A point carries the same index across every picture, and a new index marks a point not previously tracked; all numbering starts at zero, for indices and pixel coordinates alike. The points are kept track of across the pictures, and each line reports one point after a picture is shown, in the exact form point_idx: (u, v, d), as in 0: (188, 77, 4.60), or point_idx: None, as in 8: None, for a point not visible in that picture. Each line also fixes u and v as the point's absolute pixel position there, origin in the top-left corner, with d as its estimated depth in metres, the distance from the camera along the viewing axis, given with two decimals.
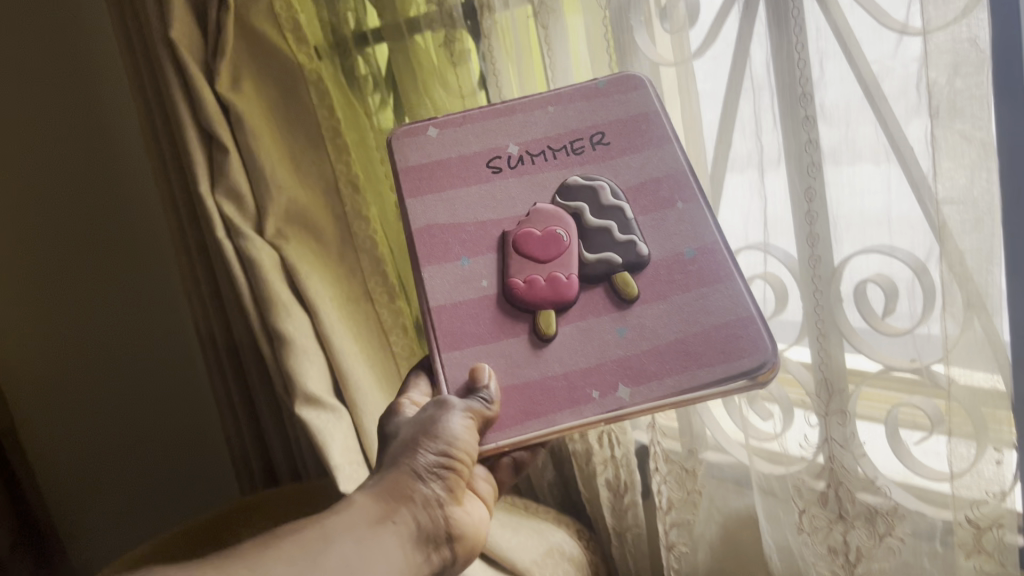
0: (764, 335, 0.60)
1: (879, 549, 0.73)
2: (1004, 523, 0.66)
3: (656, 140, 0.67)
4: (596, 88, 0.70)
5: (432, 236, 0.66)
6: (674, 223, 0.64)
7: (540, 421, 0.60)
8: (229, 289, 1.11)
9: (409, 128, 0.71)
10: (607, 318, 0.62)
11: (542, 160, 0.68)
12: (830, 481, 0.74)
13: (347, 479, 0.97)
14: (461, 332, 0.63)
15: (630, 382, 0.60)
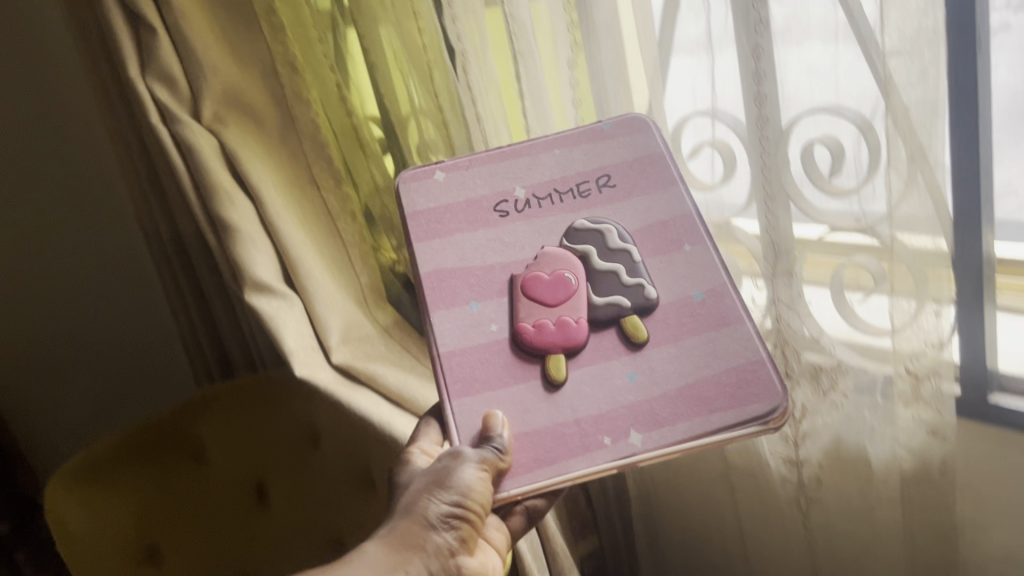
0: (776, 381, 0.59)
1: (823, 405, 0.77)
2: (940, 373, 0.69)
3: (662, 182, 0.67)
4: (602, 130, 0.71)
5: (441, 281, 0.66)
6: (682, 265, 0.64)
7: (552, 469, 0.59)
8: (169, 180, 1.08)
9: (416, 171, 0.71)
10: (618, 362, 0.61)
11: (548, 202, 0.68)
12: (777, 341, 0.77)
13: (300, 363, 0.97)
14: (473, 377, 0.62)
15: (641, 428, 0.59)
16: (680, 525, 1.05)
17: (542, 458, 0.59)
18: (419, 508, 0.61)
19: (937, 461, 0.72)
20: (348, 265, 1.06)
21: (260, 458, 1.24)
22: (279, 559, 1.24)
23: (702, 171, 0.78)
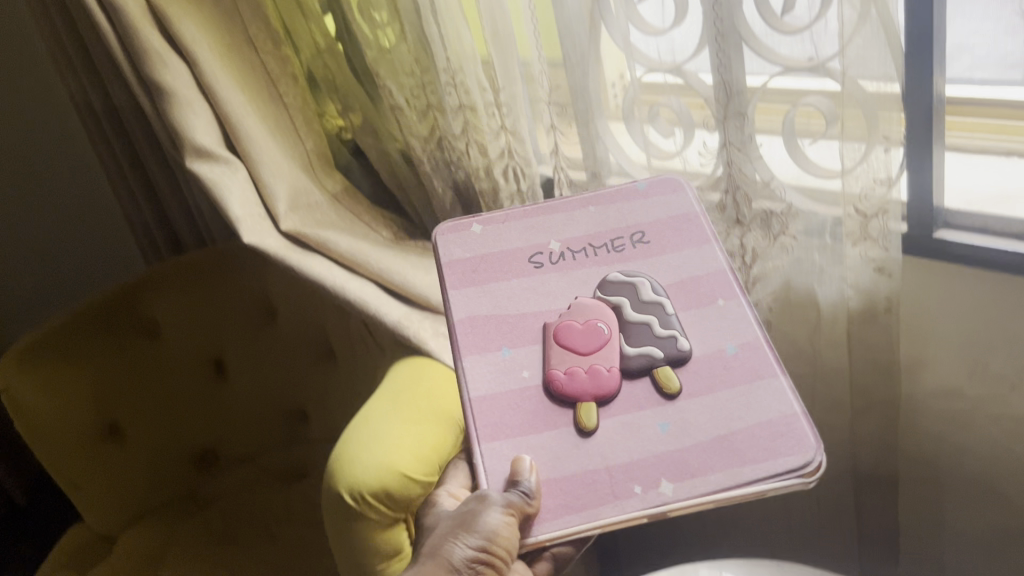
0: (809, 434, 0.56)
1: (773, 249, 0.78)
2: (889, 211, 0.69)
3: (696, 240, 0.66)
4: (636, 188, 0.69)
5: (477, 327, 0.63)
6: (716, 319, 0.62)
7: (581, 515, 0.55)
8: (94, 37, 1.03)
9: (452, 224, 0.69)
10: (649, 413, 0.58)
11: (580, 256, 0.66)
12: (728, 189, 0.76)
13: (247, 232, 0.95)
14: (503, 425, 0.59)
15: (672, 477, 0.55)
16: None
17: (554, 465, 0.57)
18: (445, 551, 0.59)
19: (883, 297, 0.73)
20: (293, 132, 1.02)
21: (214, 330, 1.23)
22: (238, 422, 1.27)
23: (652, 15, 0.73)
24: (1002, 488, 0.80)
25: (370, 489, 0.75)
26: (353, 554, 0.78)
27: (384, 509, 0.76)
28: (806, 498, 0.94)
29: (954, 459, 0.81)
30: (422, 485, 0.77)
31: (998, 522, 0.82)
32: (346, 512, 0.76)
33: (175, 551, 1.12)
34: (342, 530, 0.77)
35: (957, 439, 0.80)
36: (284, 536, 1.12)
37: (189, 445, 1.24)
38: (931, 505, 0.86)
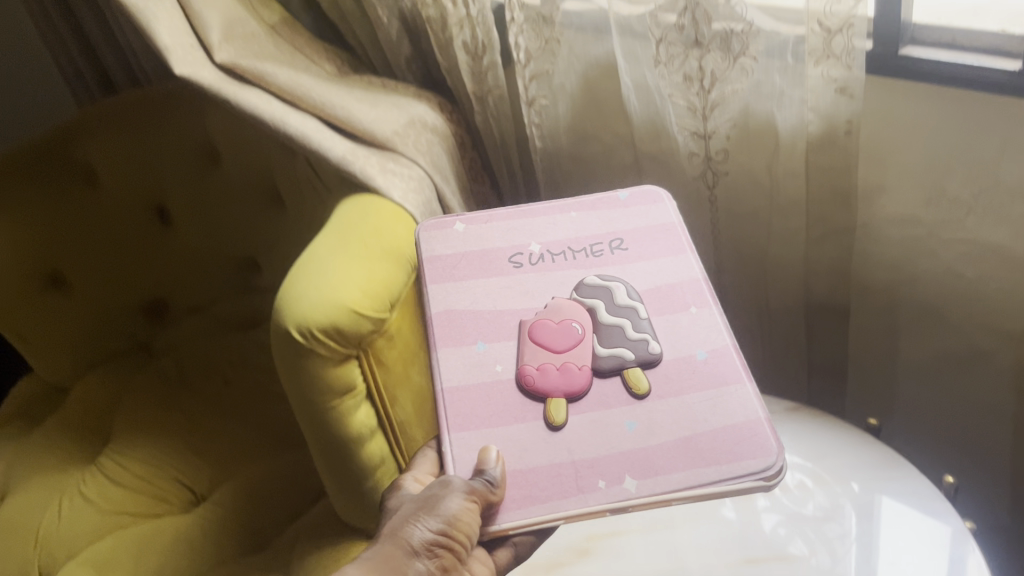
0: (771, 440, 0.56)
1: (732, 72, 0.74)
2: (854, 26, 0.66)
3: (673, 249, 0.69)
4: (618, 199, 0.74)
5: (452, 320, 0.65)
6: (685, 324, 0.63)
7: (544, 506, 0.55)
8: None
9: (437, 222, 0.73)
10: (618, 411, 0.59)
11: (559, 257, 0.68)
12: (687, 7, 0.71)
13: (178, 61, 0.87)
14: (472, 415, 0.60)
15: (636, 474, 0.55)
16: None
17: (521, 457, 0.57)
18: (404, 532, 0.58)
19: (843, 121, 0.71)
20: None
21: (155, 177, 1.15)
22: (189, 268, 1.22)
23: None
24: (951, 315, 0.81)
25: (320, 325, 0.73)
26: (305, 390, 0.77)
27: (335, 345, 0.75)
28: (757, 331, 0.96)
29: (906, 287, 0.82)
30: (372, 321, 0.76)
31: (944, 349, 0.83)
32: (297, 348, 0.74)
33: (129, 396, 1.12)
34: (292, 367, 0.76)
35: (911, 267, 0.80)
36: (239, 382, 1.13)
37: (139, 292, 1.20)
38: (879, 334, 0.88)
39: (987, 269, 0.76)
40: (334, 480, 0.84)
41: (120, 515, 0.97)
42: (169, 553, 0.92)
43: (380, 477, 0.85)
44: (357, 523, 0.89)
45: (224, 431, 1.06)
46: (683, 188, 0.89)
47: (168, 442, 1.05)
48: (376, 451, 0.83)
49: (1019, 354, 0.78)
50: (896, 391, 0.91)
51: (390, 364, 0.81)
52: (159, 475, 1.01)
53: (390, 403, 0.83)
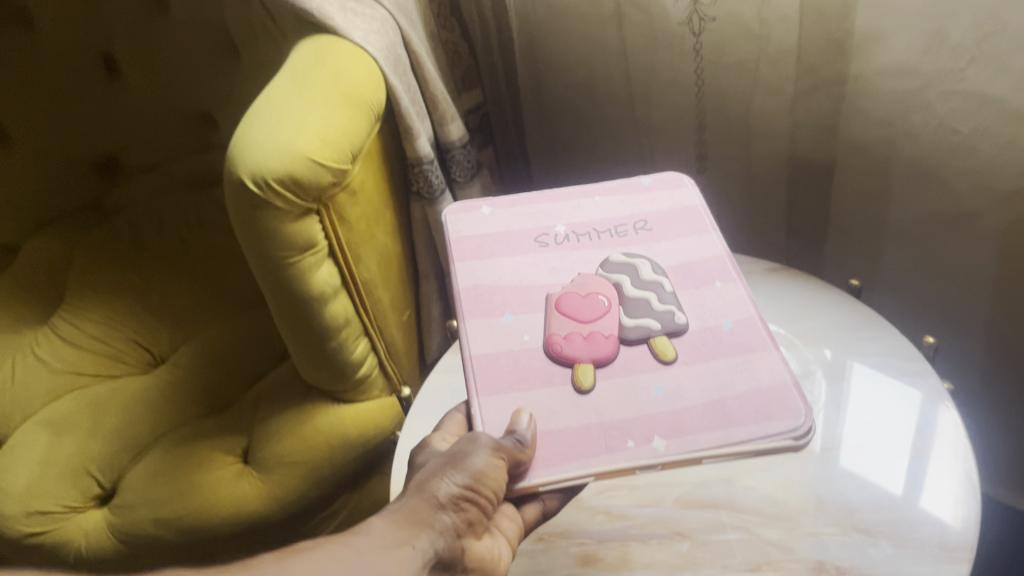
0: (800, 403, 0.51)
1: None
2: None
3: (698, 229, 0.63)
4: (641, 183, 0.67)
5: (480, 295, 0.59)
6: (712, 298, 0.58)
7: (573, 464, 0.50)
8: None
9: (462, 205, 0.66)
10: (644, 376, 0.54)
11: (585, 239, 0.62)
12: None
13: None
14: (499, 380, 0.54)
15: (665, 434, 0.50)
16: (571, 87, 1.02)
17: (551, 418, 0.52)
18: (426, 486, 0.49)
19: None
20: None
21: (99, 20, 1.05)
22: (141, 125, 1.14)
23: None
24: (941, 173, 0.77)
25: (275, 176, 0.68)
26: (262, 249, 0.72)
27: (292, 198, 0.70)
28: (742, 194, 0.94)
29: (897, 142, 0.78)
30: (331, 173, 0.72)
31: (930, 210, 0.80)
32: (252, 202, 0.69)
33: (81, 255, 1.08)
34: (247, 223, 0.71)
35: (906, 122, 0.77)
36: (195, 242, 1.10)
37: (87, 147, 1.12)
38: (864, 194, 0.85)
39: (982, 123, 0.72)
40: (297, 342, 0.81)
41: (78, 375, 0.95)
42: (125, 410, 0.90)
43: (344, 337, 0.81)
44: (321, 384, 0.86)
45: (182, 293, 1.04)
46: (668, 35, 0.85)
47: (122, 301, 1.02)
48: (340, 311, 0.80)
49: (1006, 214, 0.75)
50: (878, 256, 0.89)
51: (352, 221, 0.78)
52: (114, 335, 0.98)
53: (353, 262, 0.80)
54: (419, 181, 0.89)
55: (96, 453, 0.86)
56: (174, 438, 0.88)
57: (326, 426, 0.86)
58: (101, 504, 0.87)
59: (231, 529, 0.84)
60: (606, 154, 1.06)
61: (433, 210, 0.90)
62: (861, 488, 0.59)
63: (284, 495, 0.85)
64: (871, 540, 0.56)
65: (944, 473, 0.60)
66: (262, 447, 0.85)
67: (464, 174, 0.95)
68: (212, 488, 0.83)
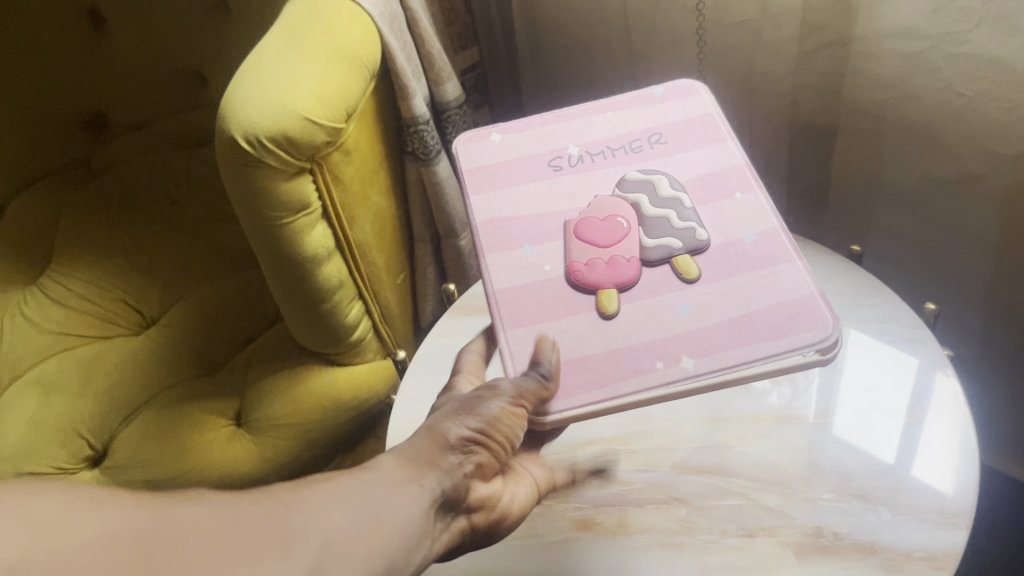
0: (827, 312, 0.49)
1: None
2: None
3: (714, 138, 0.58)
4: (652, 93, 0.61)
5: (498, 227, 0.56)
6: (731, 211, 0.54)
7: (604, 389, 0.48)
8: None
9: (473, 134, 0.62)
10: (669, 296, 0.51)
11: (600, 158, 0.58)
12: None
13: None
14: (524, 311, 0.52)
15: (693, 352, 0.49)
16: (570, 45, 1.00)
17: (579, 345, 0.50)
18: (437, 425, 0.48)
19: None
20: None
21: None
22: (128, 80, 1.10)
23: None
24: (944, 137, 0.76)
25: (267, 133, 0.67)
26: (254, 209, 0.71)
27: (285, 156, 0.68)
28: None
29: (901, 105, 0.77)
30: (324, 130, 0.70)
31: (932, 174, 0.80)
32: (244, 160, 0.67)
33: (67, 213, 1.06)
34: (239, 181, 0.69)
35: (911, 84, 0.75)
36: (185, 202, 1.08)
37: (75, 104, 1.09)
38: (866, 158, 0.84)
39: (988, 86, 0.70)
40: (290, 305, 0.80)
41: (67, 336, 0.94)
42: (117, 372, 0.89)
43: (338, 300, 0.80)
44: (314, 347, 0.85)
45: (173, 254, 1.02)
46: None
47: (111, 262, 1.01)
48: (334, 273, 0.79)
49: (1009, 179, 0.74)
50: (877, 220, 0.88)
51: (346, 181, 0.76)
52: (102, 296, 0.98)
53: (348, 223, 0.78)
54: (413, 142, 0.87)
55: (87, 415, 0.86)
56: (166, 399, 0.87)
57: (318, 389, 0.86)
58: (91, 466, 0.86)
59: (226, 491, 0.83)
60: (605, 114, 1.05)
61: (428, 171, 0.89)
62: (857, 455, 0.59)
63: (278, 457, 0.84)
64: (870, 507, 0.56)
65: (940, 439, 0.59)
66: (255, 409, 0.85)
67: (459, 135, 0.94)
68: (205, 449, 0.82)
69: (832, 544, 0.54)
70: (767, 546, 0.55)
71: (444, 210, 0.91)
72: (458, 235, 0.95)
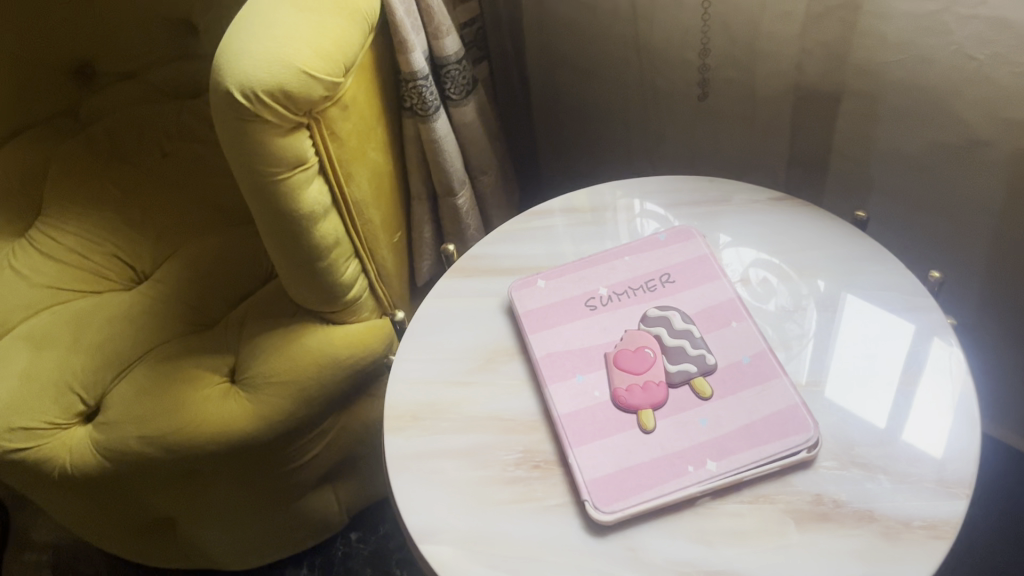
0: (808, 417, 0.58)
1: None
2: None
3: (711, 275, 0.68)
4: (656, 239, 0.72)
5: (555, 363, 0.64)
6: (732, 336, 0.63)
7: (653, 490, 0.55)
8: None
9: (521, 281, 0.70)
10: (690, 411, 0.59)
11: (625, 297, 0.67)
12: None
13: None
14: (584, 430, 0.59)
15: (715, 456, 0.56)
16: None
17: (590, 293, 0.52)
18: None
19: None
20: None
21: None
22: None
23: None
24: (952, 101, 0.75)
25: (265, 88, 0.65)
26: (249, 164, 0.69)
27: (282, 111, 0.67)
28: (745, 120, 0.93)
29: (911, 68, 0.76)
30: (323, 85, 0.69)
31: (938, 139, 0.79)
32: (240, 114, 0.66)
33: (55, 164, 1.04)
34: (234, 137, 0.68)
35: (921, 46, 0.74)
36: (176, 154, 1.07)
37: (59, 50, 1.05)
38: (872, 122, 0.83)
39: (1001, 49, 0.69)
40: (286, 263, 0.79)
41: (58, 291, 0.94)
42: (110, 328, 0.89)
43: (334, 259, 0.79)
44: (309, 305, 0.85)
45: (165, 209, 1.02)
46: None
47: (101, 215, 1.01)
48: (330, 232, 0.77)
49: (1016, 145, 0.74)
50: (880, 184, 0.87)
51: (343, 136, 0.75)
52: (92, 250, 0.97)
53: (344, 180, 0.77)
54: (412, 97, 0.85)
55: (78, 369, 0.85)
56: (163, 353, 0.87)
57: (314, 346, 0.84)
58: (84, 421, 0.86)
59: (221, 450, 0.82)
60: (605, 72, 1.03)
61: (426, 127, 0.87)
62: (855, 422, 0.59)
63: (274, 414, 0.83)
64: (869, 475, 0.56)
65: (934, 405, 0.59)
66: (249, 365, 0.84)
67: (459, 91, 0.91)
68: (200, 405, 0.82)
69: (832, 511, 0.54)
70: (767, 513, 0.55)
71: (441, 167, 0.89)
72: (456, 193, 0.93)
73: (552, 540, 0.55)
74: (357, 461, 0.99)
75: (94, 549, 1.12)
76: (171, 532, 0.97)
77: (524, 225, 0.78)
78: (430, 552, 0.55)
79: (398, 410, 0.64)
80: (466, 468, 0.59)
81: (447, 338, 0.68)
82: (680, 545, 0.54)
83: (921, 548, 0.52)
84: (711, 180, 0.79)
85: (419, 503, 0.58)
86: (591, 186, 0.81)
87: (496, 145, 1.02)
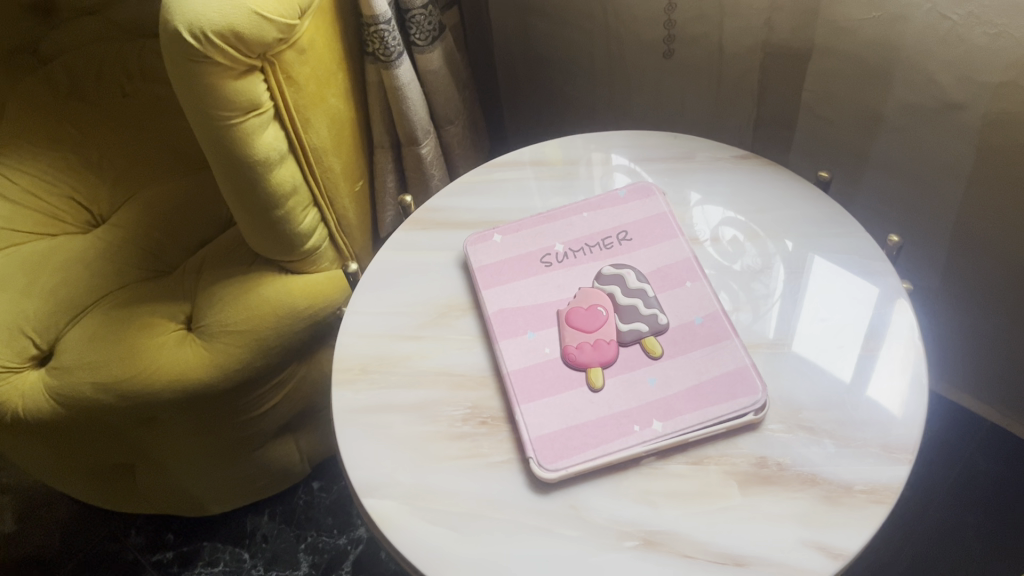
0: (757, 380, 0.57)
1: None
2: None
3: (669, 234, 0.67)
4: (617, 195, 0.71)
5: (507, 319, 0.63)
6: (685, 297, 0.63)
7: (597, 449, 0.55)
8: None
9: (477, 234, 0.69)
10: (639, 371, 0.59)
11: (581, 255, 0.66)
12: None
13: None
14: (532, 386, 0.58)
15: (661, 416, 0.56)
16: None
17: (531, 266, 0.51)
18: None
19: None
20: None
21: None
22: None
23: None
24: (926, 62, 0.74)
25: (216, 29, 0.63)
26: (200, 108, 0.67)
27: (234, 53, 0.65)
28: (715, 77, 0.91)
29: (886, 27, 0.74)
30: (277, 27, 0.67)
31: (911, 100, 0.77)
32: (188, 55, 0.63)
33: (11, 100, 1.01)
34: (184, 79, 0.65)
35: (896, 4, 0.72)
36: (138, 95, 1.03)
37: None
38: (846, 79, 0.81)
39: (975, 9, 0.67)
40: (241, 210, 0.77)
41: (11, 232, 0.92)
42: (65, 275, 0.87)
43: (291, 207, 0.77)
44: (267, 254, 0.83)
45: (126, 151, 1.00)
46: None
47: (59, 157, 0.98)
48: (287, 179, 0.75)
49: (989, 109, 0.72)
50: (853, 144, 0.86)
51: (299, 80, 0.72)
52: (48, 192, 0.95)
53: (301, 127, 0.75)
54: (374, 42, 0.83)
55: (31, 314, 0.84)
56: (119, 299, 0.85)
57: (271, 296, 0.82)
58: (38, 365, 0.84)
59: (175, 397, 0.81)
60: (573, 25, 1.00)
61: (389, 73, 0.84)
62: (808, 385, 0.58)
63: (231, 364, 0.81)
64: (815, 439, 0.56)
65: (889, 370, 0.59)
66: (205, 313, 0.82)
67: (424, 37, 0.89)
68: (155, 354, 0.80)
69: (776, 474, 0.54)
70: (711, 475, 0.54)
71: (404, 115, 0.88)
72: (420, 143, 0.91)
73: (494, 496, 0.54)
74: (317, 411, 0.98)
75: (55, 493, 1.12)
76: (130, 479, 0.97)
77: (488, 177, 0.77)
78: (372, 506, 0.55)
79: (348, 362, 0.63)
80: (414, 423, 0.59)
81: (402, 291, 0.67)
82: (621, 505, 0.53)
83: (860, 513, 0.52)
84: (676, 136, 0.77)
85: (363, 457, 0.57)
86: (563, 139, 0.80)
87: (464, 93, 1.00)
